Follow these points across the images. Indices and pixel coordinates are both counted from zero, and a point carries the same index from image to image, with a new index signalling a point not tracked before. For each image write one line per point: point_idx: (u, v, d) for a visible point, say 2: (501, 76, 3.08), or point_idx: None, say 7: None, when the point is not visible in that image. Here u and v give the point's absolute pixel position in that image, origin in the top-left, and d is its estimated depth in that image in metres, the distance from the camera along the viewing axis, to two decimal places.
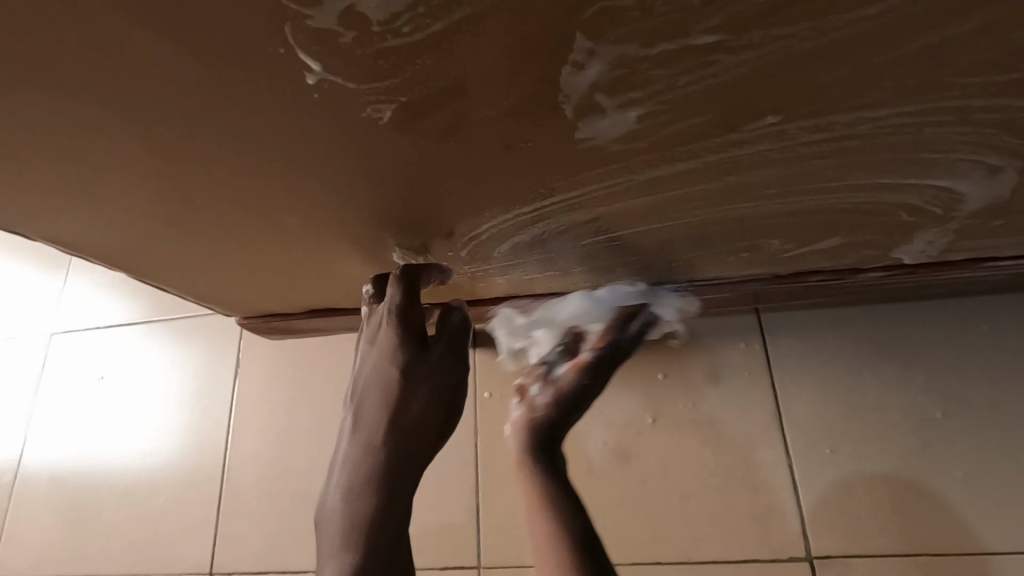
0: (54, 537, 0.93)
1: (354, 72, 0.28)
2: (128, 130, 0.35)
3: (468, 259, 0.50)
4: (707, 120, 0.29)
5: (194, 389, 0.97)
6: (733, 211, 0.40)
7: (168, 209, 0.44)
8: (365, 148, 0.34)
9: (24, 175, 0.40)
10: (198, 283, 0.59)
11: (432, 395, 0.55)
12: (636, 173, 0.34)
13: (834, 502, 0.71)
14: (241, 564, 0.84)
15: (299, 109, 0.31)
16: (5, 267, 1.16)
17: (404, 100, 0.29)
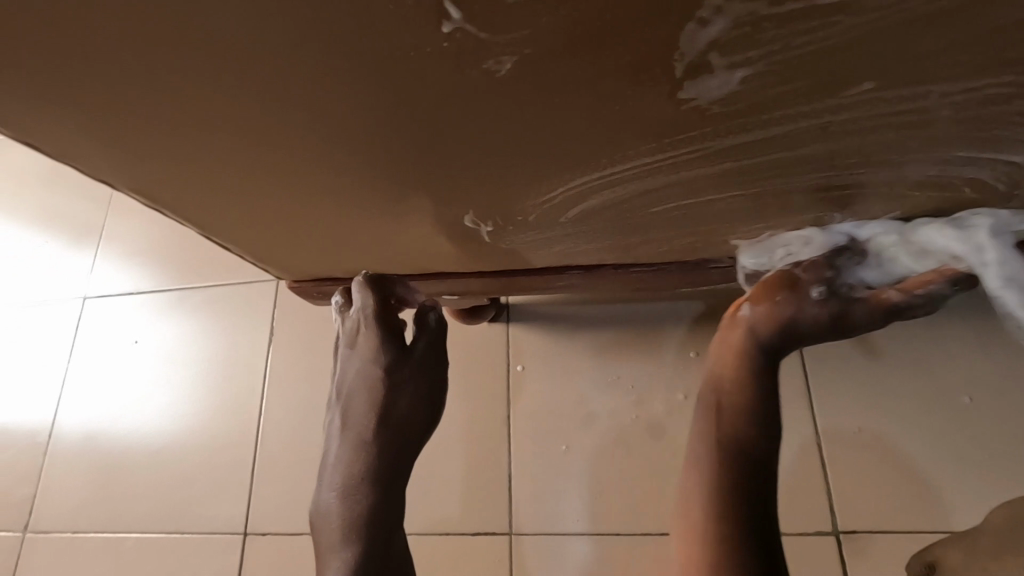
0: (89, 496, 0.95)
1: (491, 23, 0.29)
2: (236, 86, 0.36)
3: (535, 225, 0.52)
4: (808, 83, 0.31)
5: (229, 356, 0.99)
6: (806, 181, 0.42)
7: (252, 168, 0.45)
8: (472, 103, 0.35)
9: (121, 127, 0.41)
10: (259, 245, 0.60)
11: (414, 393, 0.60)
12: (725, 138, 0.36)
13: (862, 481, 0.73)
14: (276, 524, 0.88)
15: (420, 63, 0.32)
16: (34, 230, 1.16)
17: (528, 53, 0.30)
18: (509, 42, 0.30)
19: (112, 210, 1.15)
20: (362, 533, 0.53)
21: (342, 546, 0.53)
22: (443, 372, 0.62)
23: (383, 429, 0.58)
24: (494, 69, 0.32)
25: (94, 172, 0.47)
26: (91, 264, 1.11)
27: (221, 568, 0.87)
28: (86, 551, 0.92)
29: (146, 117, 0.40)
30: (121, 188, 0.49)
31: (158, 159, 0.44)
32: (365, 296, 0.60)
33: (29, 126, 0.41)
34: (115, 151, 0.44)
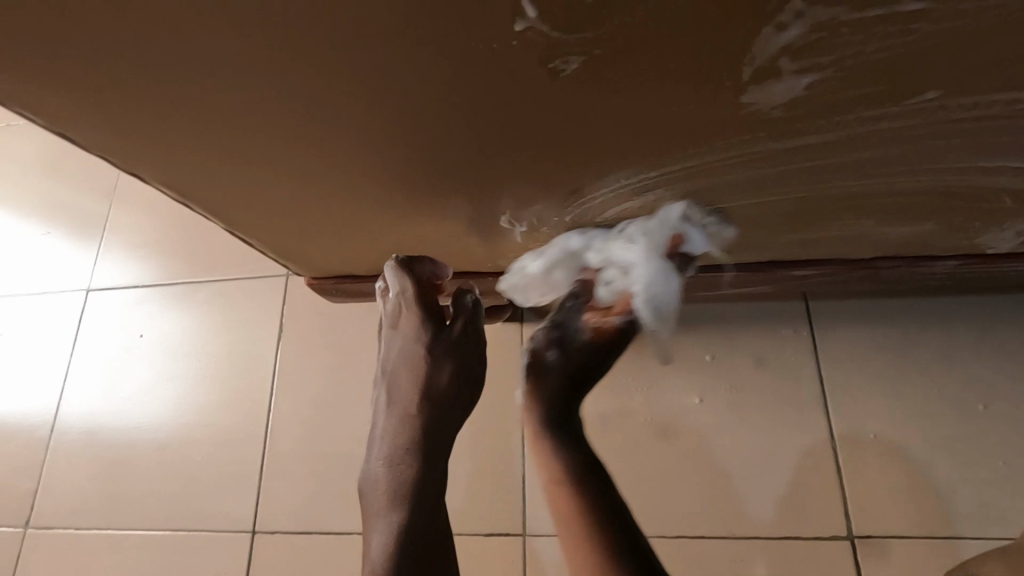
0: (94, 489, 0.94)
1: (560, 24, 0.28)
2: (280, 83, 0.35)
3: (572, 225, 0.52)
4: (871, 90, 0.31)
5: (236, 352, 0.98)
6: (848, 188, 0.42)
7: (289, 164, 0.44)
8: (525, 104, 0.35)
9: (154, 123, 0.40)
10: (281, 240, 0.59)
11: (455, 375, 0.58)
12: (777, 143, 0.36)
13: (878, 486, 0.74)
14: (284, 523, 0.87)
15: (485, 63, 0.32)
16: (35, 218, 1.14)
17: (594, 54, 0.30)
18: (576, 44, 0.30)
19: (116, 198, 1.13)
20: (408, 502, 0.52)
21: (388, 513, 0.52)
22: (484, 357, 0.60)
23: (432, 405, 0.57)
24: (559, 69, 0.31)
25: (124, 165, 0.46)
26: (94, 255, 1.09)
27: (228, 566, 0.87)
28: (90, 547, 0.91)
29: (180, 115, 0.39)
30: (149, 181, 0.48)
31: (192, 153, 0.43)
32: (402, 278, 0.58)
33: (61, 116, 0.39)
34: (150, 146, 0.43)
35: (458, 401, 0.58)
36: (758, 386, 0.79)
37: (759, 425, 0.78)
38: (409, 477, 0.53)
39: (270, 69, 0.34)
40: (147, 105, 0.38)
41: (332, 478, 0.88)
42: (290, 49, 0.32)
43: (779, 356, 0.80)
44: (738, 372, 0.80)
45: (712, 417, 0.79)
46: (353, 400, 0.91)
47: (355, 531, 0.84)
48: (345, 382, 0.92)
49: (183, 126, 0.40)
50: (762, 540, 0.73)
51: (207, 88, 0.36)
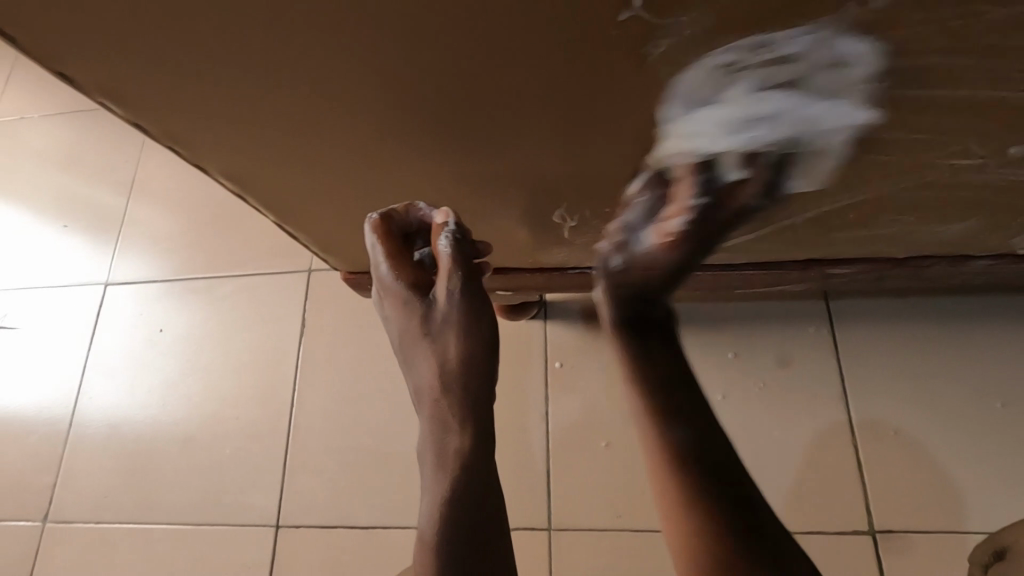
0: (115, 483, 0.94)
1: (664, 14, 0.33)
2: (379, 65, 0.37)
3: (624, 214, 0.56)
4: (916, 83, 0.37)
5: (258, 345, 0.98)
6: (883, 177, 0.48)
7: (359, 149, 0.47)
8: (616, 88, 0.39)
9: (240, 109, 0.42)
10: (327, 232, 0.60)
11: (466, 322, 0.51)
12: (831, 125, 0.42)
13: (899, 481, 0.75)
14: (310, 516, 0.88)
15: (577, 45, 0.35)
16: (50, 214, 1.13)
17: (687, 43, 0.35)
18: (674, 32, 0.34)
19: (134, 195, 1.12)
20: (450, 491, 0.46)
21: (431, 504, 0.46)
22: (486, 300, 0.52)
23: (467, 369, 0.50)
24: (648, 53, 0.36)
25: (191, 155, 0.48)
26: (111, 250, 1.09)
27: (252, 561, 0.87)
28: (113, 541, 0.91)
29: (269, 101, 0.41)
30: (212, 172, 0.50)
31: (262, 142, 0.45)
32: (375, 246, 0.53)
33: (146, 104, 0.41)
34: (223, 135, 0.45)
35: (482, 351, 0.51)
36: (780, 382, 0.81)
37: (781, 421, 0.80)
38: (453, 458, 0.47)
39: (369, 53, 0.36)
40: (238, 90, 0.40)
41: (358, 472, 0.89)
42: (395, 31, 0.35)
43: (800, 352, 0.82)
44: (760, 369, 0.82)
45: (736, 412, 0.81)
46: (379, 394, 0.92)
47: (381, 524, 0.85)
48: (371, 376, 0.94)
49: (267, 111, 0.42)
50: None
51: (303, 73, 0.38)
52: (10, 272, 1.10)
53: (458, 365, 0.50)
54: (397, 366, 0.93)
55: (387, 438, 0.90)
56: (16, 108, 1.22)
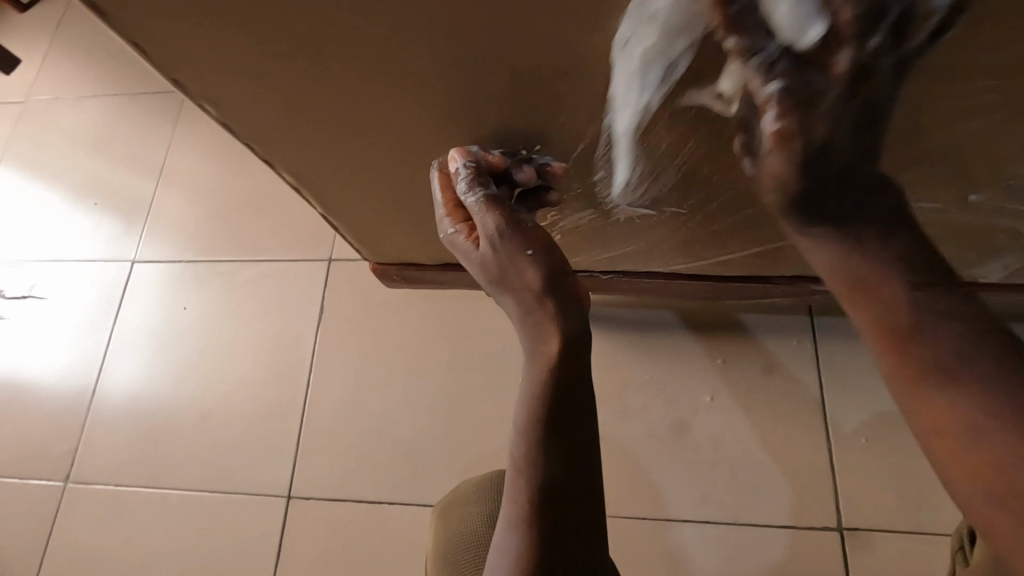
0: (135, 452, 1.00)
1: (673, 84, 0.40)
2: (435, 94, 0.44)
3: (634, 223, 0.63)
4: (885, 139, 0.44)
5: (278, 329, 1.04)
6: None
7: (408, 157, 0.53)
8: (634, 131, 0.46)
9: (313, 119, 0.47)
10: (367, 226, 0.66)
11: (528, 256, 0.49)
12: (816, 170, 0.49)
13: (867, 484, 0.82)
14: (321, 490, 0.94)
15: (605, 93, 0.42)
16: (78, 193, 1.18)
17: (693, 101, 0.42)
18: (684, 95, 0.41)
19: (162, 179, 1.18)
20: (534, 540, 0.45)
21: (513, 545, 0.46)
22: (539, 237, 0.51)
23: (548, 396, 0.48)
24: (661, 109, 0.43)
25: (263, 155, 0.53)
26: (138, 229, 1.14)
27: (264, 529, 0.93)
28: (131, 504, 0.97)
29: (336, 115, 0.47)
30: (279, 169, 0.55)
31: (326, 145, 0.51)
32: (436, 194, 0.53)
33: (233, 112, 0.47)
34: (297, 139, 0.50)
35: (559, 284, 0.50)
36: (764, 388, 0.88)
37: (764, 424, 0.86)
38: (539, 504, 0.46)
39: (428, 83, 0.42)
40: (313, 107, 0.46)
41: (367, 451, 0.95)
42: (452, 69, 0.41)
43: (784, 364, 0.89)
44: (748, 375, 0.89)
45: (722, 413, 0.88)
46: (391, 379, 0.99)
47: (389, 499, 0.92)
48: (384, 361, 1.00)
49: (334, 123, 0.48)
50: (762, 526, 0.82)
51: (369, 96, 0.44)
52: (39, 244, 1.15)
53: (547, 339, 0.49)
54: (409, 354, 1.00)
55: (395, 423, 0.96)
56: (52, 89, 1.27)
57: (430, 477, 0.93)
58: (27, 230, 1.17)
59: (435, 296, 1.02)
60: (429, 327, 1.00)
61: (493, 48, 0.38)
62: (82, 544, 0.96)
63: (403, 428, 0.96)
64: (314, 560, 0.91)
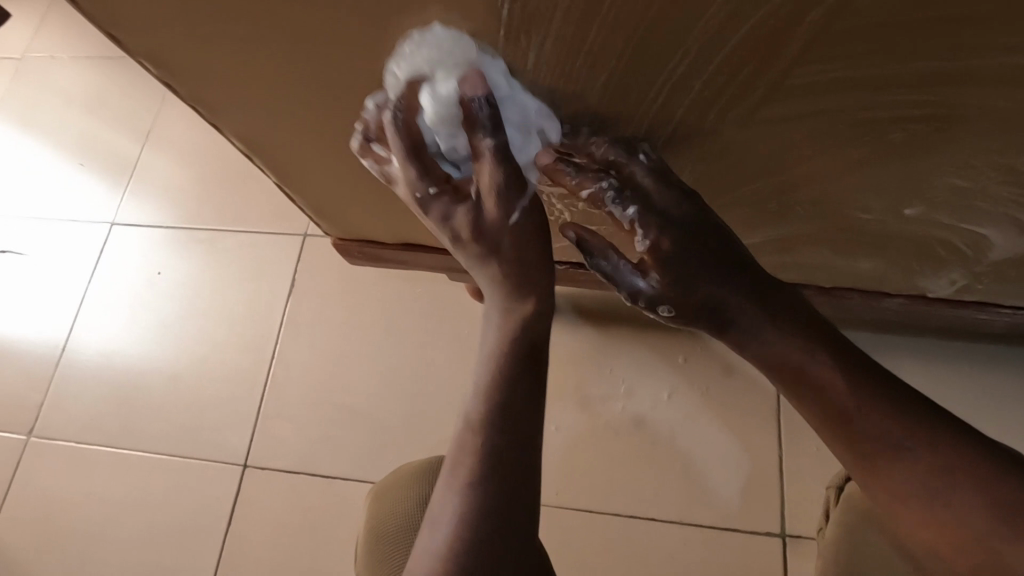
0: (100, 411, 1.01)
1: (599, 78, 0.38)
2: (370, 76, 0.43)
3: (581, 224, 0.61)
4: (823, 158, 0.43)
5: (248, 301, 1.05)
6: (808, 226, 0.54)
7: (351, 139, 0.52)
8: (567, 126, 0.44)
9: (254, 90, 0.47)
10: (322, 199, 0.65)
11: (661, 248, 0.47)
12: (753, 180, 0.48)
13: (813, 494, 0.83)
14: (277, 461, 0.95)
15: (536, 87, 0.41)
16: (64, 151, 1.19)
17: (621, 101, 0.40)
18: (612, 93, 0.40)
19: (149, 144, 1.18)
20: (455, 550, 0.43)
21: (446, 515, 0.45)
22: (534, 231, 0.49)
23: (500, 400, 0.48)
24: (591, 106, 0.41)
25: (210, 116, 0.52)
26: (121, 191, 1.15)
27: (219, 494, 0.94)
28: (92, 461, 0.98)
29: (276, 88, 0.46)
30: (228, 134, 0.54)
31: (271, 117, 0.50)
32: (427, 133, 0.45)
33: (175, 72, 0.46)
34: (242, 105, 0.49)
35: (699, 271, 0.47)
36: (721, 392, 0.88)
37: (718, 428, 0.87)
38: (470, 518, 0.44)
39: (361, 63, 0.42)
40: (251, 77, 0.45)
41: (327, 426, 0.96)
42: (382, 51, 0.40)
43: (743, 367, 0.89)
44: (706, 377, 0.89)
45: (678, 413, 0.88)
46: (355, 357, 0.99)
47: (345, 473, 0.93)
48: (349, 339, 1.00)
49: (274, 97, 0.47)
50: (705, 527, 0.83)
51: (305, 72, 0.43)
52: (24, 199, 1.16)
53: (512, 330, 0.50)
54: (375, 333, 1.00)
55: (356, 400, 0.97)
56: (48, 47, 1.28)
57: (385, 455, 0.94)
58: (13, 185, 1.18)
59: (405, 278, 1.02)
60: (396, 308, 1.01)
61: (421, 30, 0.37)
62: (42, 497, 0.97)
63: (364, 406, 0.97)
64: (266, 529, 0.92)
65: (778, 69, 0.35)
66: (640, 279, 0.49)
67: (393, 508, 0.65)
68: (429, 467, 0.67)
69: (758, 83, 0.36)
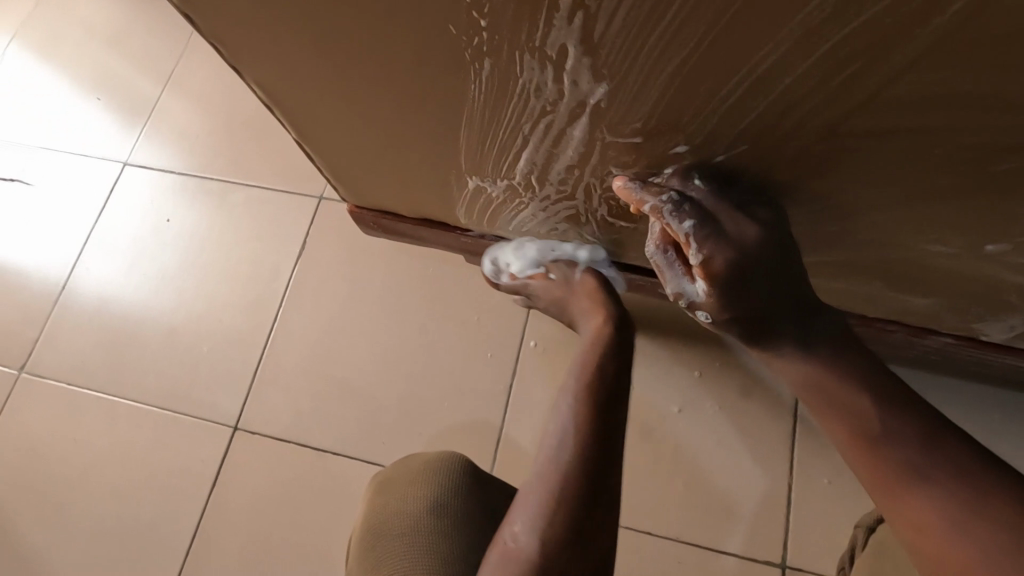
0: (95, 353, 0.99)
1: (674, 62, 0.33)
2: (404, 41, 0.37)
3: (619, 220, 0.56)
4: (914, 178, 0.38)
5: (255, 259, 1.01)
6: (870, 252, 0.49)
7: (379, 103, 0.46)
8: (626, 114, 0.39)
9: (278, 37, 0.42)
10: (344, 162, 0.61)
11: (715, 265, 0.44)
12: (825, 199, 0.43)
13: (820, 528, 0.79)
14: (268, 427, 0.93)
15: (600, 68, 0.35)
16: (81, 84, 1.15)
17: (696, 92, 0.35)
18: (687, 81, 0.34)
19: (169, 86, 1.13)
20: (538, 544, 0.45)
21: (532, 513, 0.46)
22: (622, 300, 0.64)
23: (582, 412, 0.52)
24: (661, 96, 0.36)
25: (231, 58, 0.47)
26: (136, 131, 1.11)
27: (206, 455, 0.92)
28: (81, 406, 0.96)
29: (301, 38, 0.41)
30: (248, 81, 0.49)
31: (293, 67, 0.45)
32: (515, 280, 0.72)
33: (196, 6, 0.41)
34: (267, 53, 0.44)
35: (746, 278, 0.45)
36: (736, 411, 0.84)
37: (727, 447, 0.83)
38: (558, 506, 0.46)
39: (395, 26, 0.36)
40: (276, 21, 0.40)
41: (322, 397, 0.93)
42: (423, 14, 0.34)
43: (762, 389, 0.84)
44: (720, 394, 0.85)
45: (686, 427, 0.84)
46: (358, 330, 0.96)
47: (336, 447, 0.91)
48: (354, 311, 0.97)
49: (298, 46, 0.42)
50: (702, 548, 0.80)
51: (335, 27, 0.38)
52: (36, 127, 1.13)
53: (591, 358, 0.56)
54: (381, 307, 0.97)
55: (355, 375, 0.94)
56: None
57: (378, 436, 0.91)
58: (26, 111, 1.14)
59: (418, 255, 0.98)
60: (407, 283, 0.97)
61: None
62: (28, 436, 0.96)
63: (362, 382, 0.93)
64: (252, 495, 0.90)
65: (886, 72, 0.30)
66: (688, 284, 0.49)
67: (395, 497, 0.62)
68: (435, 462, 0.63)
69: (859, 86, 0.31)
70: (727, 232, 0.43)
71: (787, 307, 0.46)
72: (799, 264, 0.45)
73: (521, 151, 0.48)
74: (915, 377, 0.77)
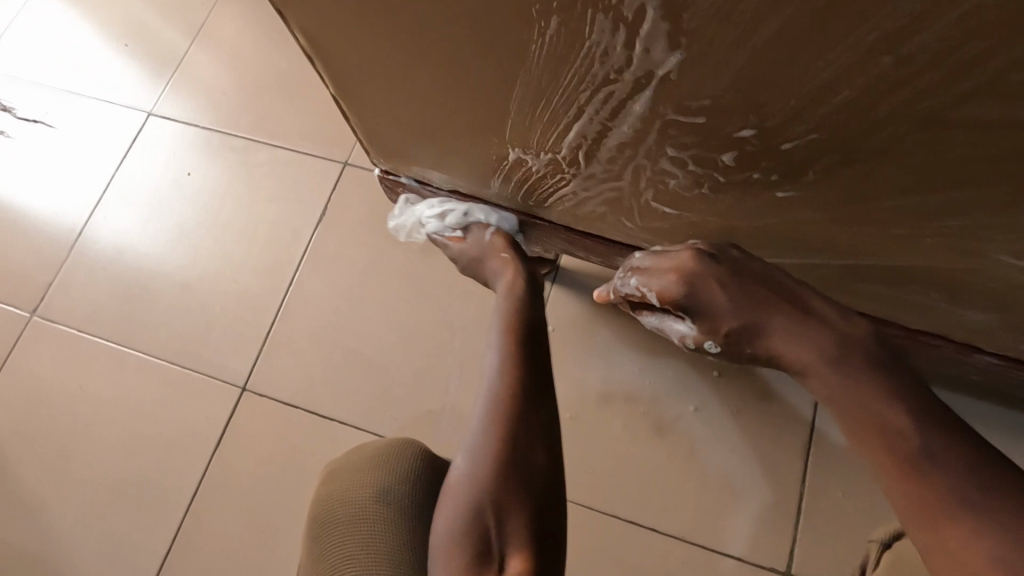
0: (106, 303, 0.98)
1: (763, 32, 0.31)
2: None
3: (663, 206, 0.54)
4: (998, 180, 0.36)
5: (276, 220, 1.00)
6: (929, 258, 0.47)
7: (428, 60, 0.44)
8: (697, 88, 0.37)
9: None
10: (382, 124, 0.59)
11: (669, 295, 0.48)
12: (895, 197, 0.41)
13: (830, 539, 0.78)
14: (277, 391, 0.92)
15: (678, 35, 0.33)
16: (108, 31, 1.12)
17: (781, 67, 0.33)
18: (773, 54, 0.32)
19: (199, 39, 1.11)
20: (500, 498, 0.50)
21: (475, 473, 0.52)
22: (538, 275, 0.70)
23: (539, 395, 0.56)
24: (740, 70, 0.34)
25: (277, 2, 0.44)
26: (162, 82, 1.09)
27: (213, 413, 0.92)
28: (90, 355, 0.96)
29: None
30: (294, 30, 0.47)
31: (342, 17, 0.43)
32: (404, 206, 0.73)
33: None
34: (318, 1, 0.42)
35: (724, 303, 0.45)
36: (754, 414, 0.82)
37: (741, 450, 0.81)
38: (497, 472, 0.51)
39: None
40: None
41: (333, 364, 0.92)
42: None
43: (782, 394, 0.82)
44: (739, 395, 0.83)
45: (701, 426, 0.83)
46: (375, 300, 0.95)
47: (345, 415, 0.90)
48: (372, 281, 0.96)
49: None
50: (707, 550, 0.78)
51: None
52: (59, 71, 1.11)
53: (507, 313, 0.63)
54: (399, 279, 0.95)
55: (368, 344, 0.93)
56: None
57: (387, 408, 0.90)
58: (51, 55, 1.12)
59: None
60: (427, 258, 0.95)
61: None
62: (34, 381, 0.95)
63: (374, 352, 0.92)
64: (255, 457, 0.89)
65: (997, 59, 0.27)
66: (680, 325, 0.51)
67: (342, 486, 0.57)
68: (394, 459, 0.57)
69: (963, 71, 0.29)
70: (665, 266, 0.49)
71: (782, 316, 0.43)
72: (766, 278, 0.45)
73: (573, 123, 0.46)
74: (948, 395, 0.75)
